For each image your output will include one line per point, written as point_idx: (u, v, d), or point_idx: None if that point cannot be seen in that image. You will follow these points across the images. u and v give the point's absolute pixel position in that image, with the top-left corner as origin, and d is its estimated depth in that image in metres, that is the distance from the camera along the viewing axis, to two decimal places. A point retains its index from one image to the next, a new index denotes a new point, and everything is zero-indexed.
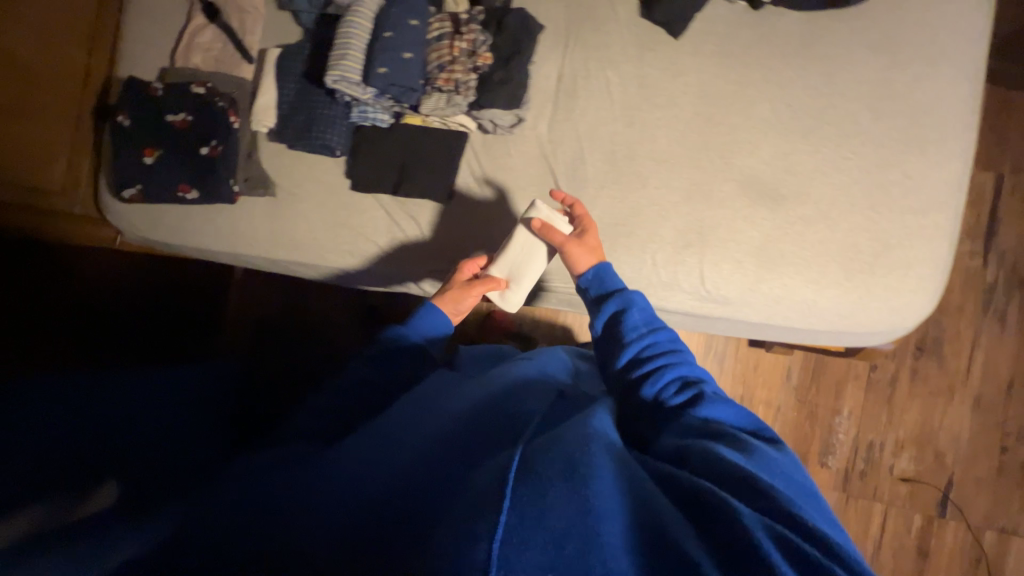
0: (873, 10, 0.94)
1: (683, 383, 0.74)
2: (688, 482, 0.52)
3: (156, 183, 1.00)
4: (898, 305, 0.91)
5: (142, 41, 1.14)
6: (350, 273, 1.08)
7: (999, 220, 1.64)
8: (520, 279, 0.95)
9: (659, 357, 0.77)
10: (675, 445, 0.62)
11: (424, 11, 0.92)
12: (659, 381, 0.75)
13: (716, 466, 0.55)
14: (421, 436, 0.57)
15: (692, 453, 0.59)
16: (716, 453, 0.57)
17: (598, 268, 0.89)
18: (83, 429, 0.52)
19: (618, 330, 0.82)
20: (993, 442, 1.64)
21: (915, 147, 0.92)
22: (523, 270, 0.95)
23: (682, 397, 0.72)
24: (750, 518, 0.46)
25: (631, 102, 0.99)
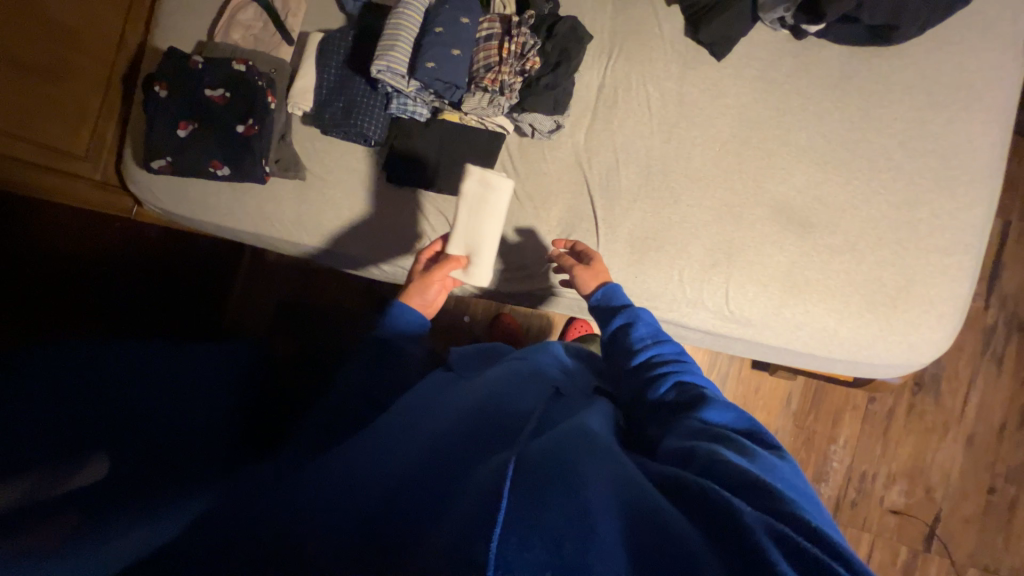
0: (914, 51, 0.96)
1: (685, 388, 0.74)
2: (686, 483, 0.51)
3: (189, 158, 0.98)
4: (917, 341, 0.92)
5: (181, 13, 1.13)
6: (374, 263, 1.07)
7: (1003, 264, 1.68)
8: (479, 247, 0.92)
9: (663, 366, 0.78)
10: (676, 447, 0.62)
11: (475, 10, 0.91)
12: (662, 388, 0.75)
13: (715, 467, 0.55)
14: (426, 435, 0.58)
15: (691, 455, 0.58)
16: (715, 454, 0.56)
17: (606, 288, 0.91)
18: (72, 407, 0.57)
19: (625, 342, 0.84)
20: (982, 480, 1.68)
21: (943, 188, 0.94)
22: (480, 236, 0.93)
23: (685, 401, 0.71)
24: (751, 518, 0.45)
25: (669, 119, 1.00)
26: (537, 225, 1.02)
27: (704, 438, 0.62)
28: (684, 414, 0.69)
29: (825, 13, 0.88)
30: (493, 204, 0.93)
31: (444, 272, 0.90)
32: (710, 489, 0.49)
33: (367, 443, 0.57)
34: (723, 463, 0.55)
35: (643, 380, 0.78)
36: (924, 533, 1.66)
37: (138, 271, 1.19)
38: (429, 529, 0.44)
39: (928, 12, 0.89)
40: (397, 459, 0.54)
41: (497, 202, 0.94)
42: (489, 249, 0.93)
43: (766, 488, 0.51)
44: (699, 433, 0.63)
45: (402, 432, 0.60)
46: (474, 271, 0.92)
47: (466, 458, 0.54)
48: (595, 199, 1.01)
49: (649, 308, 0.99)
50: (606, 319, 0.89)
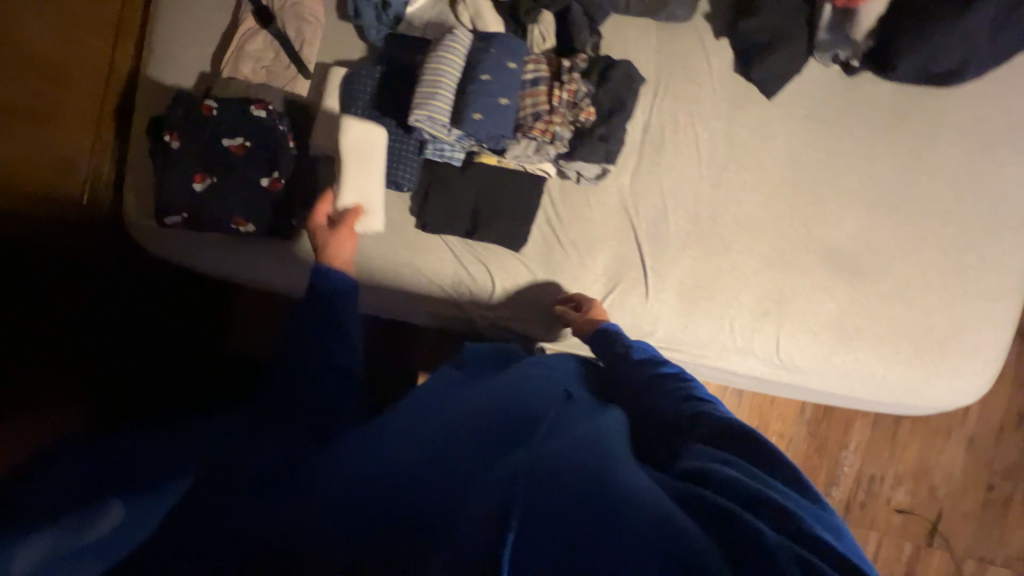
0: (969, 90, 0.93)
1: (691, 401, 0.68)
2: (701, 497, 0.48)
3: (206, 215, 0.90)
4: (965, 385, 0.94)
5: (179, 40, 1.02)
6: (402, 312, 1.01)
7: None
8: (372, 197, 0.90)
9: (670, 389, 0.72)
10: (689, 465, 0.55)
11: (522, 53, 0.84)
12: (669, 405, 0.69)
13: (727, 489, 0.49)
14: (435, 434, 0.54)
15: (706, 475, 0.52)
16: (726, 472, 0.51)
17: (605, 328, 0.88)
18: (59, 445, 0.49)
19: (633, 362, 0.79)
20: (981, 479, 1.74)
21: (991, 233, 0.94)
22: (371, 188, 0.90)
23: (695, 416, 0.65)
24: (775, 545, 0.42)
25: (718, 161, 0.97)
26: (585, 276, 0.98)
27: (710, 459, 0.55)
28: (689, 431, 0.63)
29: (896, 68, 0.86)
30: (378, 156, 0.90)
31: (347, 227, 0.86)
32: (725, 509, 0.46)
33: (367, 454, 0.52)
34: (734, 481, 0.50)
35: (648, 401, 0.72)
36: (927, 530, 1.74)
37: (107, 302, 1.10)
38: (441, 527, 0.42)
39: (994, 53, 0.85)
40: (408, 460, 0.50)
41: (380, 155, 0.90)
42: (381, 196, 0.91)
43: (785, 510, 0.46)
44: (705, 450, 0.58)
45: (405, 436, 0.55)
46: (371, 220, 0.90)
47: (472, 464, 0.49)
48: (643, 246, 0.97)
49: (698, 356, 0.98)
50: (605, 349, 0.85)
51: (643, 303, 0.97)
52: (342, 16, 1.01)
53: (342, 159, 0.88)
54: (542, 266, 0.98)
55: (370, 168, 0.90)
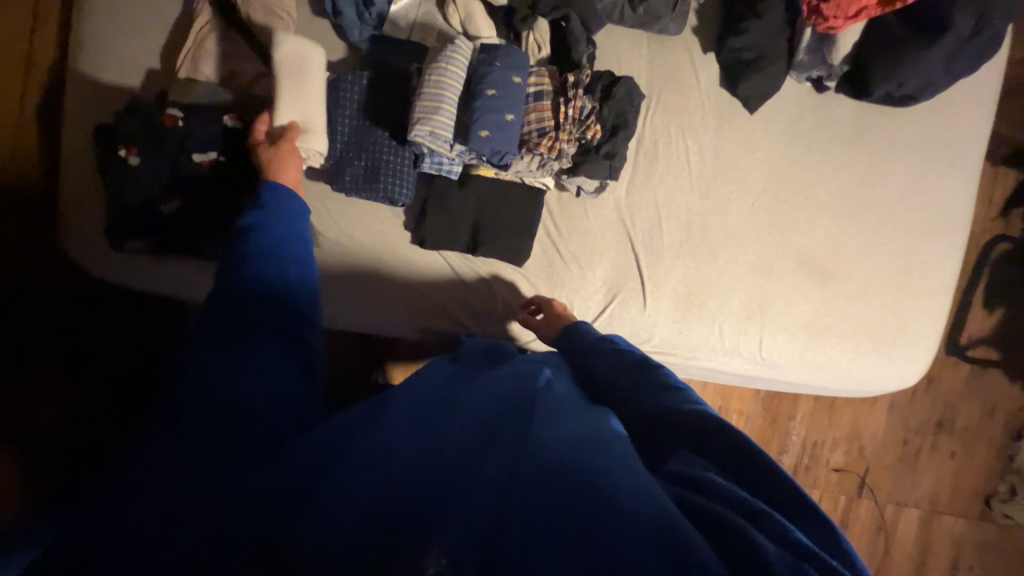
0: (916, 111, 1.05)
1: (668, 386, 0.66)
2: (700, 509, 0.45)
3: (174, 239, 0.81)
4: (909, 371, 1.08)
5: (117, 30, 0.87)
6: (395, 328, 1.00)
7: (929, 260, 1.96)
8: (312, 115, 0.81)
9: (648, 374, 0.70)
10: (678, 471, 0.52)
11: (527, 68, 0.82)
12: (648, 390, 0.66)
13: (723, 500, 0.46)
14: (419, 437, 0.50)
15: (700, 482, 0.49)
16: (720, 481, 0.48)
17: (573, 326, 0.87)
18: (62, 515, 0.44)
19: (609, 354, 0.76)
20: (898, 437, 1.91)
21: (932, 238, 1.07)
22: (310, 107, 0.81)
23: (674, 397, 0.62)
24: (776, 563, 0.39)
25: (706, 174, 1.01)
26: (586, 288, 0.99)
27: (694, 466, 0.52)
28: (668, 424, 0.58)
29: (868, 92, 0.95)
30: (315, 74, 0.82)
31: (290, 145, 0.78)
32: (727, 520, 0.43)
33: (344, 464, 0.47)
34: (728, 491, 0.47)
35: (625, 386, 0.69)
36: (858, 484, 1.90)
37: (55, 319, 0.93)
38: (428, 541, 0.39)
39: (949, 78, 0.94)
40: (395, 468, 0.46)
41: (318, 77, 0.83)
42: (323, 116, 0.83)
43: (780, 521, 0.43)
44: (689, 456, 0.54)
45: (387, 437, 0.50)
46: (314, 138, 0.81)
47: (461, 480, 0.44)
48: (640, 256, 1.00)
49: (690, 359, 1.03)
50: (580, 341, 0.82)
51: (641, 312, 1.00)
52: (318, 11, 0.92)
53: (277, 73, 0.79)
54: (545, 280, 0.99)
55: (308, 84, 0.81)
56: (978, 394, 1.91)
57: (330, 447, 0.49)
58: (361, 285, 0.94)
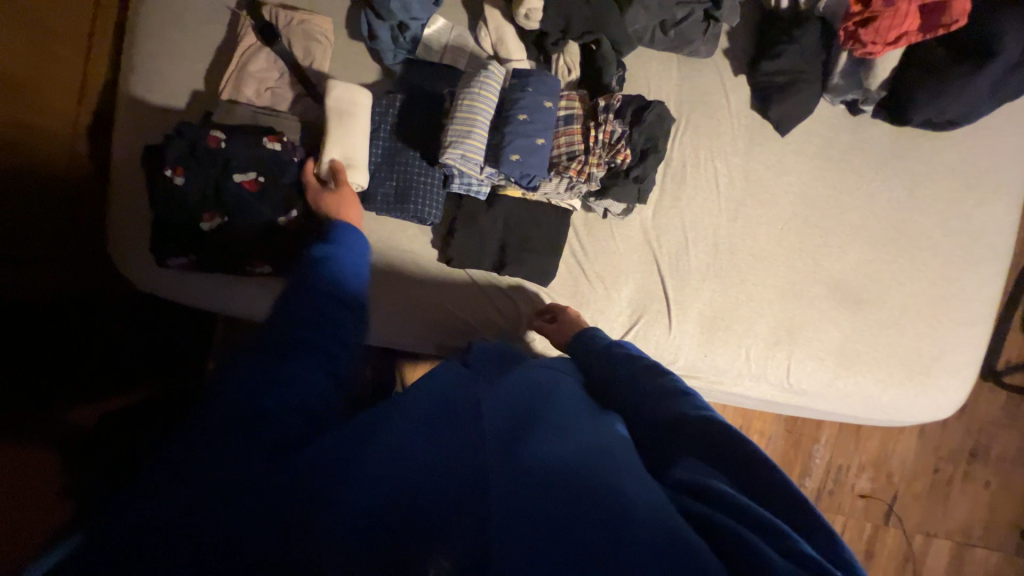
0: (956, 136, 1.02)
1: (682, 392, 0.68)
2: (705, 517, 0.47)
3: (216, 255, 0.83)
4: (945, 402, 1.04)
5: (164, 53, 0.91)
6: (408, 342, 0.98)
7: None
8: (355, 150, 0.86)
9: (665, 380, 0.72)
10: (685, 479, 0.54)
11: (557, 92, 0.83)
12: (664, 395, 0.68)
13: (731, 510, 0.48)
14: (431, 426, 0.52)
15: (706, 489, 0.51)
16: (728, 490, 0.50)
17: (587, 332, 0.89)
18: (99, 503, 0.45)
19: (621, 361, 0.78)
20: (929, 464, 1.84)
21: (971, 266, 1.03)
22: (355, 142, 0.86)
23: (688, 403, 0.65)
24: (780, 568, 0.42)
25: (736, 196, 1.00)
26: (611, 310, 0.99)
27: (701, 474, 0.54)
28: (677, 436, 0.61)
29: (909, 117, 0.93)
30: (362, 115, 0.86)
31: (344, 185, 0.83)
32: (730, 531, 0.45)
33: (362, 447, 0.48)
34: (735, 501, 0.49)
35: (639, 388, 0.72)
36: (885, 512, 1.83)
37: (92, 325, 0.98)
38: (447, 530, 0.41)
39: (993, 103, 0.91)
40: (411, 455, 0.48)
41: (364, 116, 0.87)
42: (365, 150, 0.87)
43: (783, 533, 0.46)
44: (694, 462, 0.56)
45: (398, 426, 0.51)
46: (353, 171, 0.85)
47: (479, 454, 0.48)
48: (666, 278, 1.00)
49: (715, 382, 1.02)
50: (597, 345, 0.85)
51: (665, 335, 1.00)
52: (353, 35, 0.95)
53: (327, 113, 0.85)
54: (569, 300, 0.99)
55: (353, 120, 0.86)
56: (1017, 422, 1.84)
57: (352, 430, 0.51)
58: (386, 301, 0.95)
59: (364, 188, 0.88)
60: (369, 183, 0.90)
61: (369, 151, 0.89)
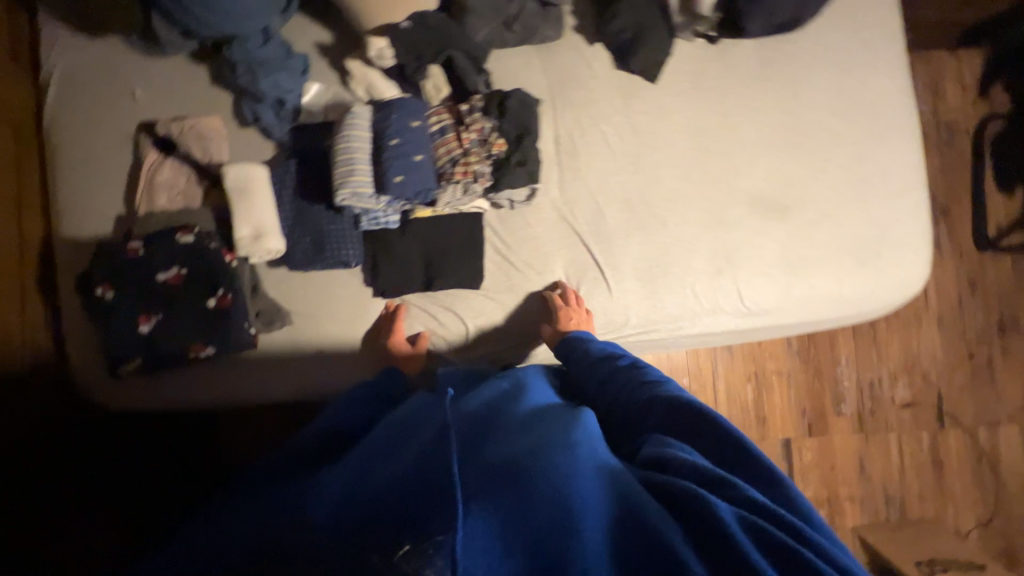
0: (814, 29, 1.06)
1: (652, 379, 0.76)
2: (665, 484, 0.55)
3: (161, 351, 0.88)
4: (907, 276, 1.02)
5: (84, 191, 1.01)
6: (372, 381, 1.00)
7: (949, 155, 1.76)
8: (262, 220, 0.92)
9: (636, 371, 0.79)
10: (651, 454, 0.62)
11: (422, 110, 0.90)
12: (636, 382, 0.76)
13: (689, 474, 0.56)
14: (408, 451, 0.56)
15: (667, 461, 0.59)
16: (689, 459, 0.58)
17: (569, 337, 0.94)
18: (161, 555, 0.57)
19: (590, 364, 0.85)
20: (961, 352, 1.75)
21: (878, 140, 1.04)
22: (260, 214, 0.92)
23: (656, 388, 0.73)
24: (726, 515, 0.49)
25: (630, 150, 1.04)
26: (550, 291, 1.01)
27: (664, 446, 0.63)
28: (648, 417, 0.69)
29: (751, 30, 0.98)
30: (261, 187, 0.93)
31: (400, 328, 0.98)
32: (688, 492, 0.52)
33: (349, 493, 0.53)
34: (693, 466, 0.57)
35: (616, 382, 0.79)
36: (935, 414, 1.73)
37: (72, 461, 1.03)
38: (424, 536, 0.45)
39: None
40: (382, 487, 0.51)
41: (263, 188, 0.93)
42: (273, 217, 0.93)
43: (735, 486, 0.54)
44: (663, 437, 0.65)
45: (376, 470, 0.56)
46: (269, 239, 0.92)
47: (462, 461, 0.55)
48: (591, 245, 1.02)
49: (675, 330, 1.02)
50: (577, 346, 0.90)
51: (609, 299, 1.01)
52: (240, 122, 1.03)
53: (229, 196, 0.92)
54: (507, 294, 1.02)
55: (253, 194, 0.92)
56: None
57: (345, 475, 0.57)
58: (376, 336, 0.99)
59: (283, 251, 0.95)
60: (287, 244, 0.95)
61: (278, 216, 0.95)
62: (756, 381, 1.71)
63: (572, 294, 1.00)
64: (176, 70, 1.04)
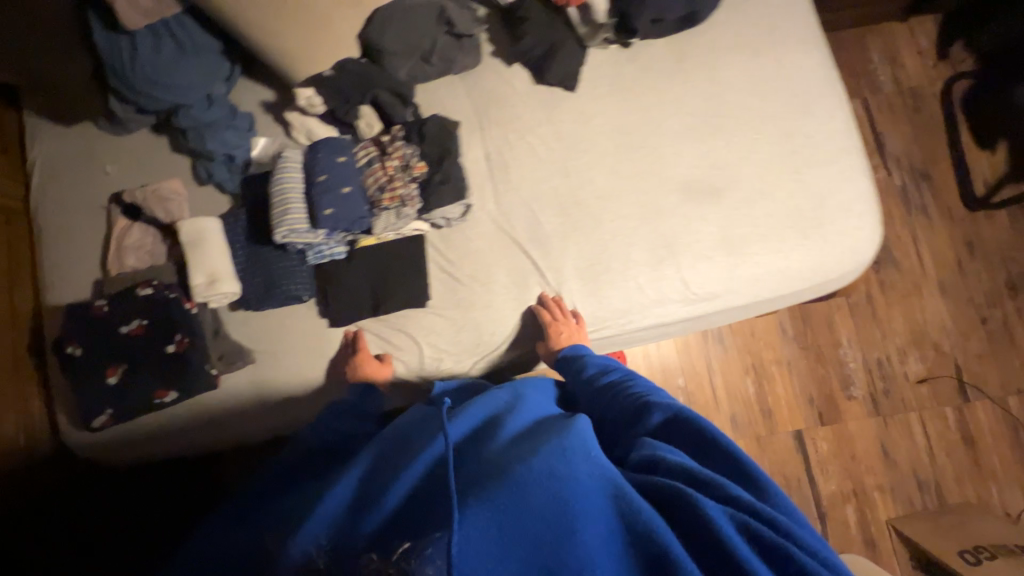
0: (721, 20, 1.10)
1: (643, 390, 0.77)
2: (656, 486, 0.57)
3: (128, 400, 0.94)
4: (856, 242, 1.00)
5: (65, 261, 1.11)
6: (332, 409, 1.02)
7: (915, 120, 1.73)
8: (214, 267, 0.98)
9: (626, 382, 0.80)
10: (641, 457, 0.63)
11: (348, 146, 1.01)
12: (627, 393, 0.77)
13: (678, 476, 0.58)
14: (405, 460, 0.59)
15: (658, 464, 0.61)
16: (678, 462, 0.59)
17: (563, 350, 0.95)
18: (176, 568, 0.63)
19: (582, 377, 0.86)
20: (971, 317, 1.66)
21: (803, 113, 1.05)
22: (213, 261, 0.98)
23: (647, 398, 0.74)
24: (715, 515, 0.51)
25: (559, 156, 1.07)
26: (497, 301, 1.03)
27: (654, 449, 0.64)
28: (640, 425, 0.70)
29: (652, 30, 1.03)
30: (213, 237, 1.00)
31: (366, 349, 1.00)
32: (680, 495, 0.54)
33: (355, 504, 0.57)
34: (682, 469, 0.58)
35: (608, 393, 0.80)
36: (956, 387, 1.61)
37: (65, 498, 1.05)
38: (424, 540, 0.49)
39: None
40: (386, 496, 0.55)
41: (216, 237, 1.00)
42: (226, 263, 0.99)
43: (725, 488, 0.55)
44: (653, 440, 0.66)
45: (378, 478, 0.59)
46: (223, 283, 0.98)
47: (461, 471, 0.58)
48: (531, 252, 1.04)
49: (627, 324, 1.02)
50: (571, 360, 0.91)
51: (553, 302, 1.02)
52: (198, 182, 1.12)
53: (184, 249, 0.99)
54: (455, 309, 1.04)
55: (205, 244, 0.99)
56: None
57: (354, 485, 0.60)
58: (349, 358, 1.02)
59: (239, 293, 1.01)
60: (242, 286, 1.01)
61: (232, 262, 1.02)
62: (754, 373, 1.65)
63: (560, 306, 1.00)
64: (138, 143, 1.14)
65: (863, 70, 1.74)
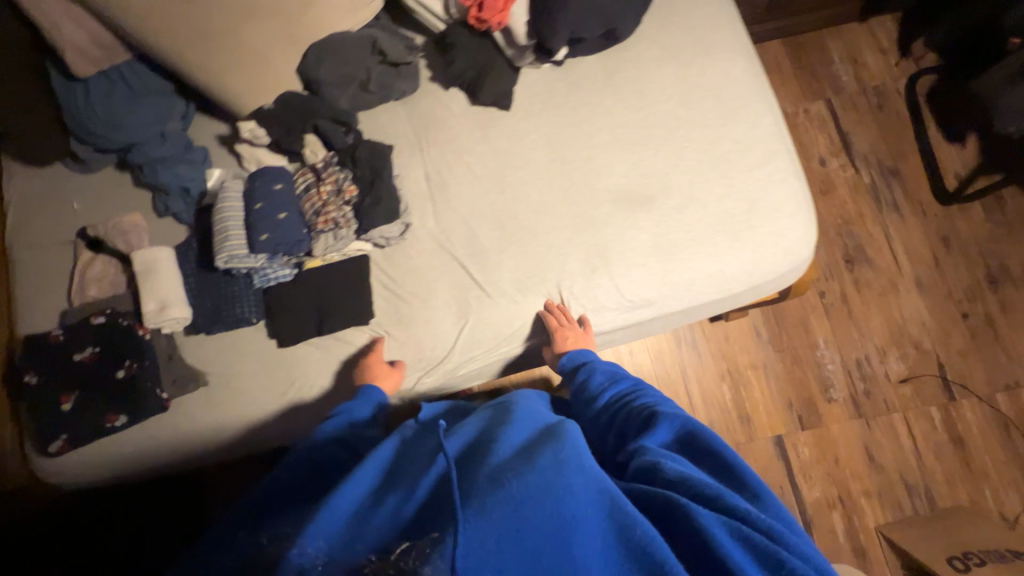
0: (648, 35, 1.13)
1: (649, 401, 0.79)
2: (658, 493, 0.58)
3: (81, 425, 0.98)
4: (789, 243, 1.01)
5: (32, 293, 1.17)
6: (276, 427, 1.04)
7: (877, 117, 1.72)
8: (164, 294, 1.03)
9: (632, 395, 0.83)
10: (641, 464, 0.64)
11: (286, 174, 1.08)
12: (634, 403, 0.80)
13: (679, 484, 0.59)
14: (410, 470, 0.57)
15: (660, 472, 0.61)
16: (681, 471, 0.60)
17: (569, 355, 0.97)
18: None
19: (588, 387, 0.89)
20: (951, 312, 1.61)
21: (732, 119, 1.07)
22: (163, 288, 1.03)
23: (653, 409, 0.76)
24: (710, 522, 0.53)
25: (495, 173, 1.11)
26: (437, 316, 1.05)
27: (658, 455, 0.65)
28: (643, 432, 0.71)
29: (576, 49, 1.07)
30: (164, 265, 1.05)
31: (378, 358, 1.02)
32: (681, 502, 0.55)
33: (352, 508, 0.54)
34: (685, 477, 0.59)
35: (614, 404, 0.83)
36: (941, 386, 1.55)
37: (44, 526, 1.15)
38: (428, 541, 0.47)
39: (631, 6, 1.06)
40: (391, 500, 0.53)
41: (168, 265, 1.05)
42: (176, 289, 1.04)
43: (727, 498, 0.56)
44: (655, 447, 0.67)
45: (378, 486, 0.57)
46: (172, 308, 1.02)
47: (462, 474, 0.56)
48: (469, 266, 1.06)
49: None
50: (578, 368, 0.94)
51: (491, 314, 1.04)
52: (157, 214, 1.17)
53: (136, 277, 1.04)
54: (396, 325, 1.06)
55: (156, 272, 1.04)
56: (1015, 226, 1.64)
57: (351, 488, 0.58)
58: (302, 376, 1.04)
59: (190, 318, 1.05)
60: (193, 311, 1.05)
61: (183, 288, 1.06)
62: (730, 379, 1.58)
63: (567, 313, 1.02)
64: (102, 179, 1.21)
65: (821, 72, 1.75)
